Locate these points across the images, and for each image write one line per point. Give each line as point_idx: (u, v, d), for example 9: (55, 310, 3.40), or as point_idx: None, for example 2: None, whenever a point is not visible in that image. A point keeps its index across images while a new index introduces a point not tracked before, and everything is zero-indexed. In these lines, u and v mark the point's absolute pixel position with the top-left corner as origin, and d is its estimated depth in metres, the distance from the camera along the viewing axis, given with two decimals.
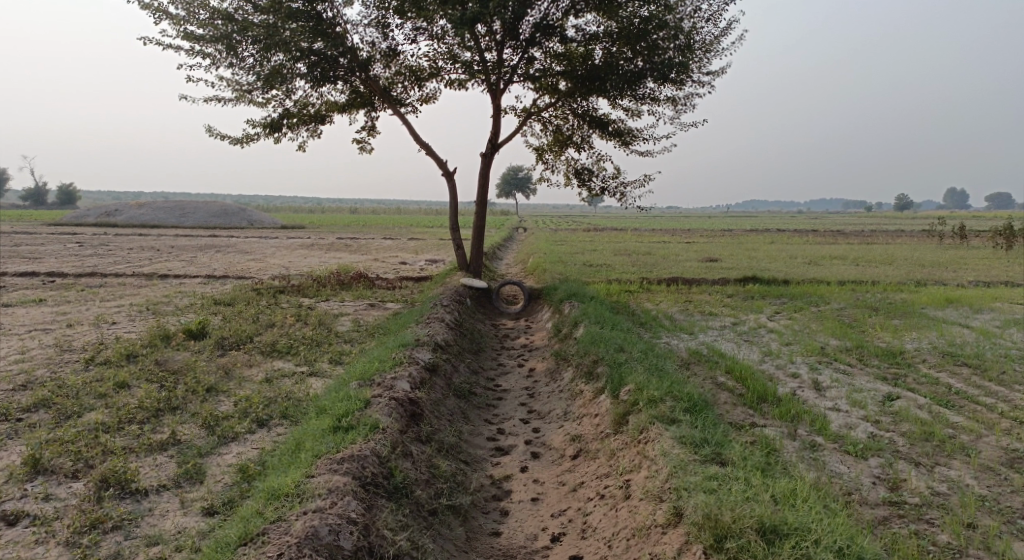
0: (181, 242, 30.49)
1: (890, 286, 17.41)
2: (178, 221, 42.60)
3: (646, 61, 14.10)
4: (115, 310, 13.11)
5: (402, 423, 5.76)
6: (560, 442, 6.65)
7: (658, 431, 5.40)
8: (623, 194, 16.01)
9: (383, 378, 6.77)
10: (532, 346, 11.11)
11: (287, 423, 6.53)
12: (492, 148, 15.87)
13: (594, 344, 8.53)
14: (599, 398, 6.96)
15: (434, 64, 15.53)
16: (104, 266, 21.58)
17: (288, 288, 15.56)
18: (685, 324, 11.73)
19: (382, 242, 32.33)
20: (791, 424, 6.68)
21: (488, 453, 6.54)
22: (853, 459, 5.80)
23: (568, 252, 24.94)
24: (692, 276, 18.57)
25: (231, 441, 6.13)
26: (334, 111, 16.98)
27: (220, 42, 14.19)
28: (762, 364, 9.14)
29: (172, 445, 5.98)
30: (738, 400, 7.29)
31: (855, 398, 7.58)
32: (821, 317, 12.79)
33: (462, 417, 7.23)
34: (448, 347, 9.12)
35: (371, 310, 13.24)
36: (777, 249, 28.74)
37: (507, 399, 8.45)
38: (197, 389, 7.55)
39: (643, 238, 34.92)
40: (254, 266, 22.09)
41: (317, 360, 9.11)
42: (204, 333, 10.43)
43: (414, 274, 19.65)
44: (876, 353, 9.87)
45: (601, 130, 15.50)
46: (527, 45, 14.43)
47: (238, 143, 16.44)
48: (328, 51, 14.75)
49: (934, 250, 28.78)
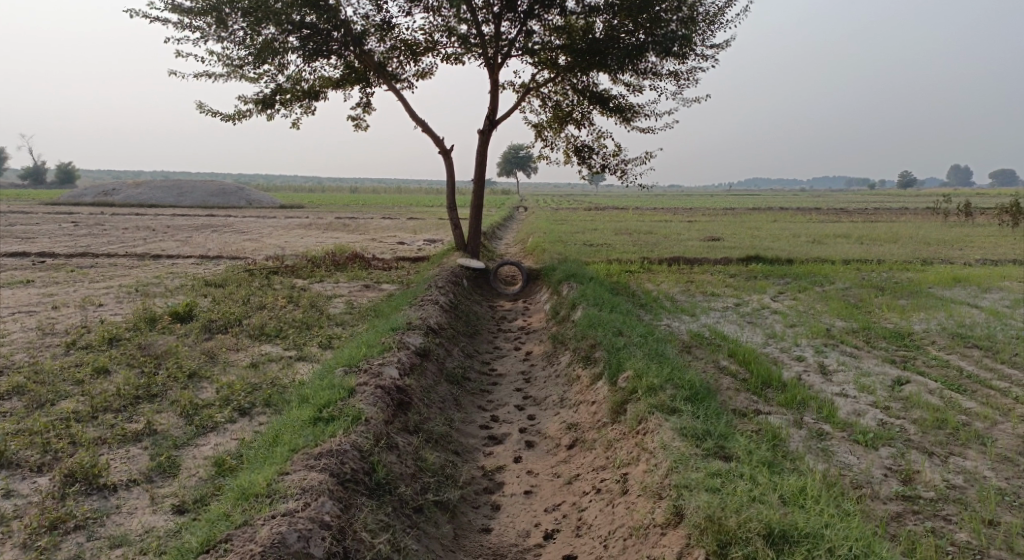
0: (177, 222, 30.11)
1: (896, 265, 17.04)
2: (175, 201, 42.14)
3: (648, 34, 13.65)
4: (104, 292, 12.80)
5: (388, 413, 5.46)
6: (555, 430, 6.36)
7: (658, 422, 5.09)
8: (624, 172, 15.64)
9: (370, 364, 6.46)
10: (529, 328, 10.82)
11: (270, 412, 6.24)
12: (489, 125, 15.47)
13: (592, 328, 8.21)
14: (596, 385, 6.67)
15: (430, 38, 15.07)
16: (97, 246, 21.24)
17: (281, 269, 15.23)
18: (686, 305, 11.41)
19: (381, 222, 31.92)
20: (797, 411, 6.38)
21: (480, 442, 6.25)
22: (863, 450, 5.51)
23: (567, 231, 24.55)
24: (694, 255, 18.22)
25: (209, 431, 5.83)
26: (328, 86, 16.53)
27: (209, 15, 13.75)
28: (766, 347, 8.84)
29: (148, 435, 5.69)
30: (741, 386, 6.99)
31: (863, 383, 7.28)
32: (826, 297, 12.47)
33: (454, 405, 6.94)
34: (442, 331, 8.81)
35: (366, 291, 12.93)
36: (779, 227, 28.33)
37: (502, 384, 8.16)
38: (178, 375, 7.25)
39: (645, 217, 34.55)
40: (249, 246, 21.74)
41: (306, 344, 8.81)
42: (192, 315, 10.13)
43: (411, 254, 19.30)
44: (884, 335, 9.55)
45: (601, 106, 15.08)
46: (525, 18, 13.97)
47: (230, 119, 16.03)
48: (321, 25, 14.29)
49: (939, 228, 28.38)
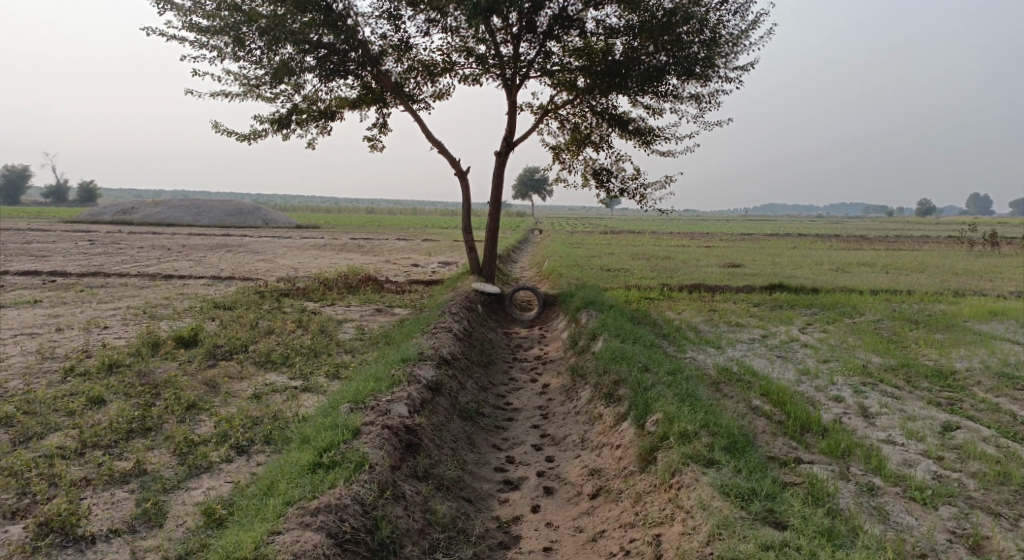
0: (192, 241, 30.00)
1: (927, 297, 16.39)
2: (192, 220, 42.18)
3: (670, 56, 13.27)
4: (110, 313, 12.46)
5: (395, 458, 4.99)
6: (576, 476, 5.87)
7: (694, 476, 4.62)
8: (643, 196, 15.20)
9: (378, 401, 5.99)
10: (545, 358, 10.33)
11: (269, 450, 5.80)
12: (507, 147, 15.11)
13: (615, 362, 7.71)
14: (621, 426, 6.17)
15: (449, 58, 14.78)
16: (109, 264, 21.03)
17: (292, 291, 14.87)
18: (710, 337, 10.89)
19: (395, 243, 31.61)
20: (842, 460, 5.86)
21: (495, 488, 5.76)
22: (921, 510, 5.00)
23: (583, 256, 24.08)
24: (715, 283, 17.68)
25: (203, 472, 5.39)
26: (345, 107, 16.27)
27: (227, 35, 13.55)
28: (800, 385, 8.28)
29: (137, 475, 5.26)
30: (778, 429, 6.48)
31: (910, 429, 6.74)
32: (857, 330, 11.90)
33: (467, 445, 6.46)
34: (455, 362, 8.34)
35: (378, 316, 12.51)
36: (800, 255, 27.69)
37: (518, 419, 7.66)
38: (175, 406, 6.82)
39: (663, 242, 33.99)
40: (262, 267, 21.44)
41: (312, 373, 8.38)
42: (196, 341, 9.74)
43: (425, 277, 18.90)
44: (924, 373, 8.98)
45: (620, 129, 14.70)
46: (544, 38, 13.64)
47: (245, 139, 15.82)
48: (339, 45, 14.04)
49: (967, 258, 27.62)
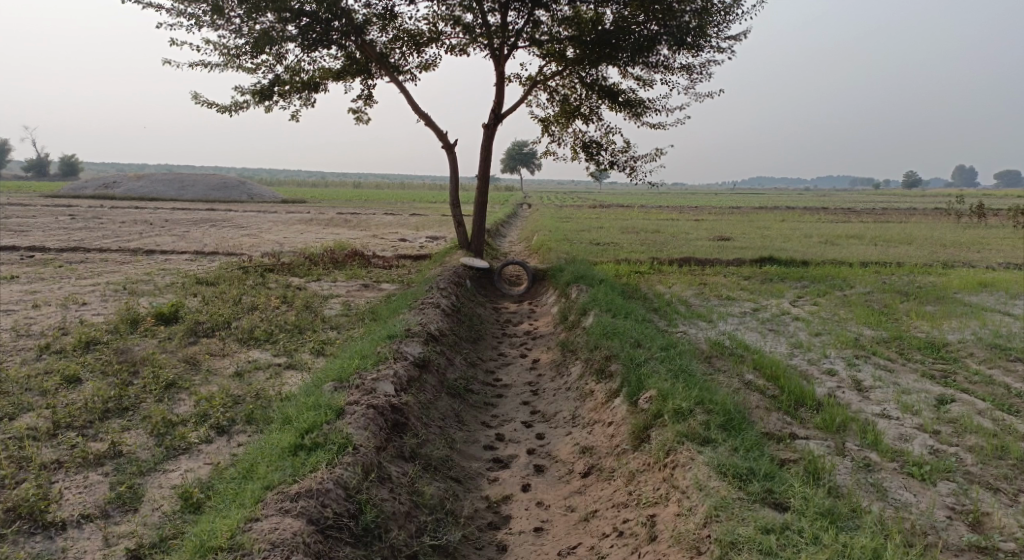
0: (176, 216, 29.52)
1: (917, 269, 16.33)
2: (176, 195, 41.59)
3: (661, 25, 12.98)
4: (89, 290, 12.16)
5: (381, 438, 4.82)
6: (568, 454, 5.74)
7: (690, 455, 4.49)
8: (633, 169, 14.98)
9: (363, 379, 5.80)
10: (535, 333, 10.17)
11: (251, 430, 5.61)
12: (495, 119, 14.81)
13: (606, 338, 7.55)
14: (613, 403, 6.02)
15: (435, 27, 14.40)
16: (90, 240, 20.60)
17: (277, 266, 14.59)
18: (701, 310, 10.75)
19: (383, 218, 31.25)
20: (838, 436, 5.74)
21: (484, 467, 5.61)
22: (919, 486, 4.91)
23: (572, 229, 23.87)
24: (705, 256, 17.56)
25: (181, 454, 5.21)
26: (328, 78, 15.88)
27: (205, 3, 13.11)
28: (792, 358, 8.17)
29: (111, 458, 5.07)
30: (772, 404, 6.36)
31: (906, 402, 6.65)
32: (848, 303, 11.79)
33: (455, 423, 6.30)
34: (443, 338, 8.15)
35: (365, 291, 12.29)
36: (790, 228, 27.61)
37: (508, 396, 7.51)
38: (154, 385, 6.61)
39: (652, 215, 33.84)
40: (246, 242, 21.10)
41: (297, 350, 8.18)
42: (177, 317, 9.50)
43: (413, 252, 18.64)
44: (917, 345, 8.89)
45: (610, 101, 14.42)
46: (533, 7, 13.29)
47: (227, 111, 15.42)
48: (322, 14, 13.64)
49: (954, 230, 27.62)
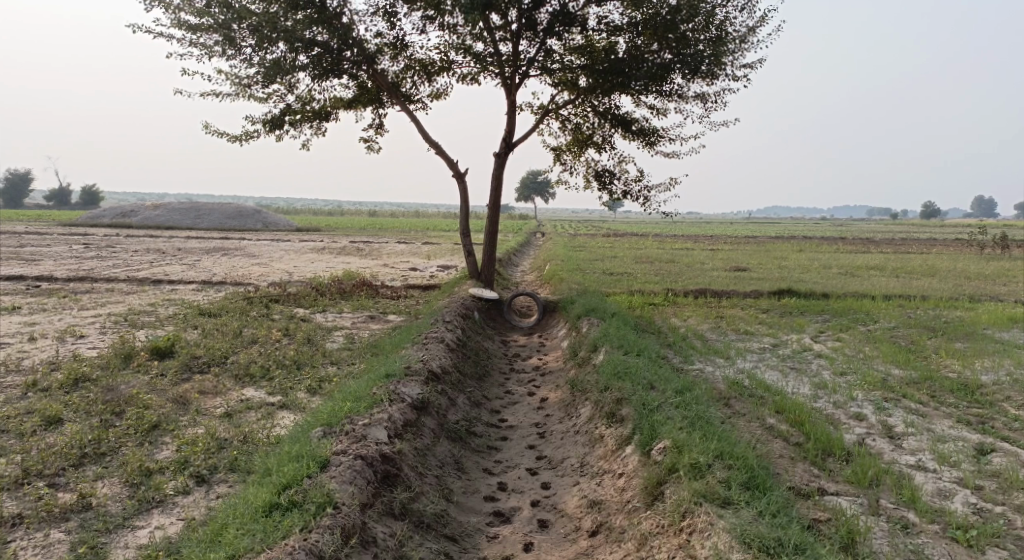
0: (189, 244, 29.47)
1: (943, 302, 15.74)
2: (192, 223, 41.77)
3: (674, 54, 12.70)
4: (89, 321, 11.89)
5: (367, 494, 4.46)
6: (574, 507, 5.30)
7: (709, 520, 4.06)
8: (647, 199, 14.61)
9: (354, 424, 5.39)
10: (544, 369, 9.73)
11: (233, 479, 5.23)
12: (506, 148, 14.54)
13: (618, 378, 7.10)
14: (624, 452, 5.58)
15: (446, 56, 14.22)
16: (99, 269, 20.45)
17: (283, 297, 14.27)
18: (718, 346, 10.28)
19: (395, 246, 31.02)
20: (871, 491, 5.25)
21: (484, 522, 5.17)
22: (964, 554, 4.44)
23: (586, 259, 23.44)
24: (721, 287, 17.09)
25: (154, 507, 4.84)
26: (339, 107, 15.71)
27: (217, 33, 13.00)
28: (817, 401, 7.66)
29: (78, 512, 4.71)
30: (797, 453, 5.89)
31: (943, 452, 6.15)
32: (873, 339, 11.27)
33: (455, 471, 5.88)
34: (446, 376, 7.72)
35: (371, 324, 11.95)
36: (809, 258, 27.08)
37: (513, 439, 7.06)
38: (137, 428, 6.24)
39: (668, 245, 33.42)
40: (256, 271, 20.88)
41: (293, 389, 7.79)
42: (173, 351, 9.16)
43: (423, 282, 18.32)
44: (949, 387, 8.34)
45: (624, 129, 14.10)
46: (545, 36, 13.06)
47: (237, 140, 15.28)
48: (333, 43, 13.48)
49: (978, 261, 26.96)
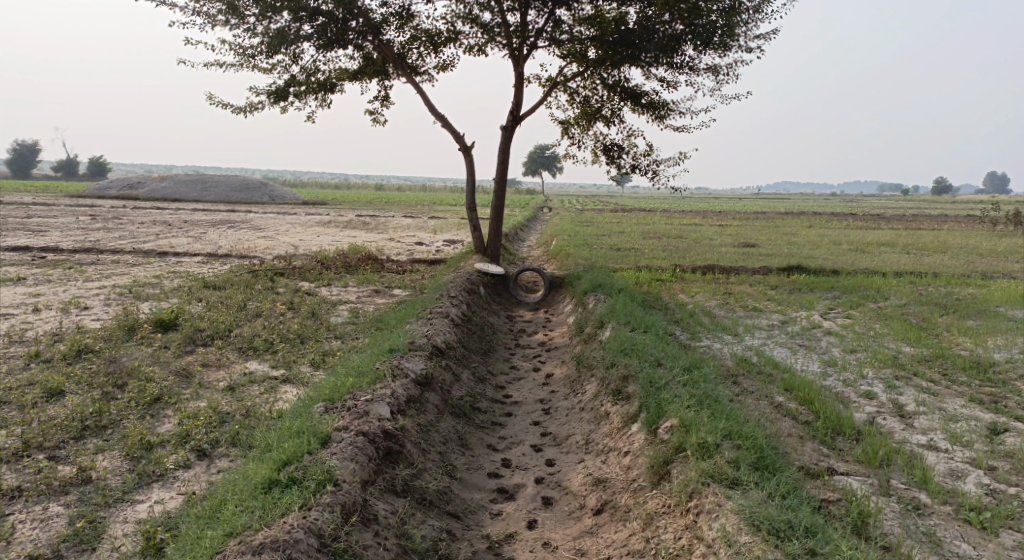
0: (195, 217, 29.36)
1: (955, 280, 15.54)
2: (199, 195, 41.66)
3: (686, 25, 12.42)
4: (94, 293, 11.83)
5: (368, 470, 4.42)
6: (579, 484, 5.23)
7: (717, 501, 3.98)
8: (656, 173, 14.41)
9: (356, 400, 5.32)
10: (550, 345, 9.64)
11: (234, 453, 5.17)
12: (514, 121, 14.32)
13: (625, 355, 7.01)
14: (630, 429, 5.49)
15: (453, 26, 13.96)
16: (106, 241, 20.39)
17: (288, 270, 14.19)
18: (727, 323, 10.16)
19: (402, 220, 30.90)
20: (882, 472, 5.16)
21: (487, 498, 5.12)
22: (976, 536, 4.36)
23: (593, 235, 23.26)
24: (729, 263, 16.93)
25: (154, 482, 4.79)
26: (345, 79, 15.48)
27: (221, 2, 12.76)
28: (826, 379, 7.56)
29: (77, 486, 4.68)
30: (806, 432, 5.80)
31: (955, 431, 6.04)
32: (883, 316, 11.13)
33: (458, 447, 5.82)
34: (450, 351, 7.63)
35: (376, 298, 11.87)
36: (818, 234, 26.81)
37: (518, 415, 6.99)
38: (139, 401, 6.19)
39: (676, 220, 33.16)
40: (262, 244, 20.78)
41: (296, 363, 7.72)
42: (177, 324, 9.09)
43: (428, 256, 18.22)
44: (961, 365, 8.22)
45: (633, 103, 13.86)
46: (553, 6, 12.79)
47: (242, 112, 15.10)
48: (339, 13, 13.23)
49: (990, 238, 26.63)
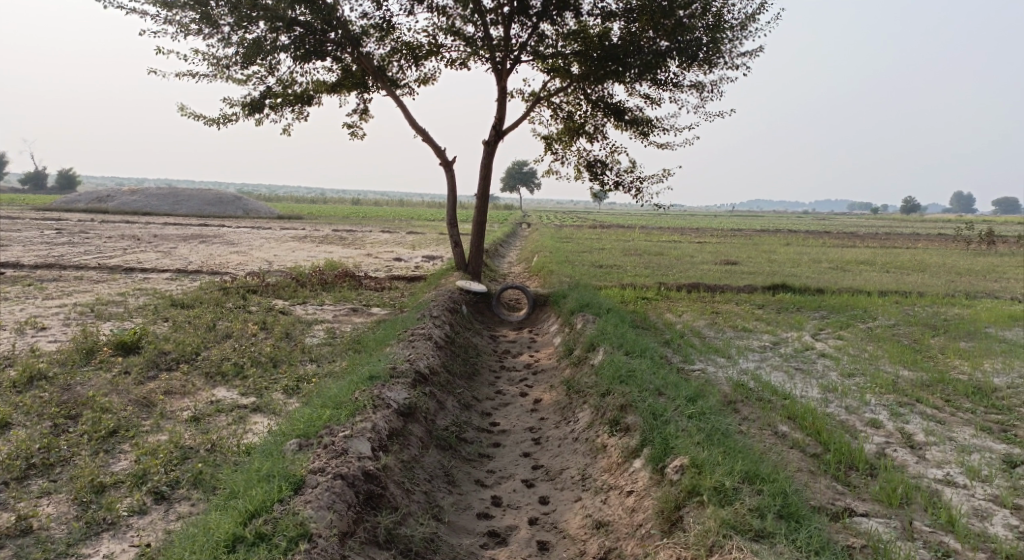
0: (166, 231, 28.55)
1: (938, 299, 15.40)
2: (170, 209, 40.74)
3: (671, 41, 12.17)
4: (53, 312, 11.17)
5: (347, 521, 3.98)
6: (577, 527, 4.80)
7: None
8: (639, 190, 14.12)
9: (333, 436, 4.85)
10: (536, 368, 9.18)
11: (196, 496, 4.68)
12: (496, 135, 13.96)
13: (620, 382, 6.60)
14: (632, 466, 5.08)
15: (434, 39, 13.59)
16: (69, 256, 19.59)
17: (261, 287, 13.63)
18: (718, 344, 9.80)
19: (379, 235, 30.36)
20: (903, 512, 4.79)
21: (477, 544, 4.66)
22: None
23: (574, 251, 22.92)
24: (713, 281, 16.66)
25: (105, 531, 4.31)
26: (322, 91, 15.04)
27: (193, 10, 12.26)
28: (829, 405, 7.20)
29: (15, 538, 4.20)
30: (817, 467, 5.43)
31: (971, 464, 5.70)
32: (875, 337, 10.86)
33: (445, 485, 5.35)
34: (434, 377, 7.17)
35: (353, 317, 11.36)
36: (797, 252, 26.77)
37: (507, 445, 6.54)
38: (93, 434, 5.65)
39: (656, 237, 33.01)
40: (234, 260, 20.15)
41: (268, 389, 7.21)
42: (140, 346, 8.51)
43: (407, 273, 17.73)
44: (963, 392, 7.91)
45: (616, 118, 13.57)
46: (537, 20, 12.48)
47: (215, 123, 14.56)
48: (317, 24, 12.81)
49: (966, 256, 26.79)
